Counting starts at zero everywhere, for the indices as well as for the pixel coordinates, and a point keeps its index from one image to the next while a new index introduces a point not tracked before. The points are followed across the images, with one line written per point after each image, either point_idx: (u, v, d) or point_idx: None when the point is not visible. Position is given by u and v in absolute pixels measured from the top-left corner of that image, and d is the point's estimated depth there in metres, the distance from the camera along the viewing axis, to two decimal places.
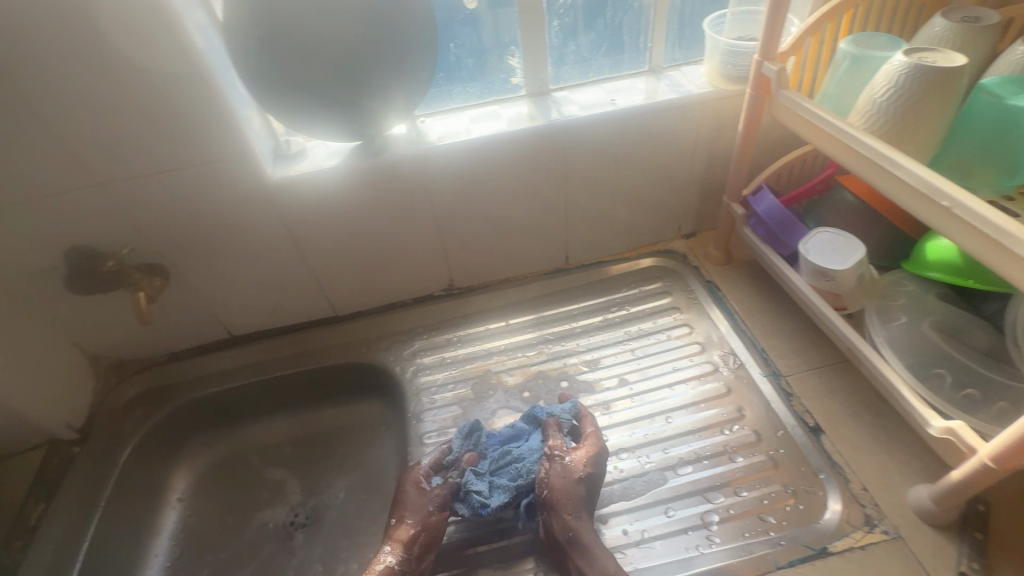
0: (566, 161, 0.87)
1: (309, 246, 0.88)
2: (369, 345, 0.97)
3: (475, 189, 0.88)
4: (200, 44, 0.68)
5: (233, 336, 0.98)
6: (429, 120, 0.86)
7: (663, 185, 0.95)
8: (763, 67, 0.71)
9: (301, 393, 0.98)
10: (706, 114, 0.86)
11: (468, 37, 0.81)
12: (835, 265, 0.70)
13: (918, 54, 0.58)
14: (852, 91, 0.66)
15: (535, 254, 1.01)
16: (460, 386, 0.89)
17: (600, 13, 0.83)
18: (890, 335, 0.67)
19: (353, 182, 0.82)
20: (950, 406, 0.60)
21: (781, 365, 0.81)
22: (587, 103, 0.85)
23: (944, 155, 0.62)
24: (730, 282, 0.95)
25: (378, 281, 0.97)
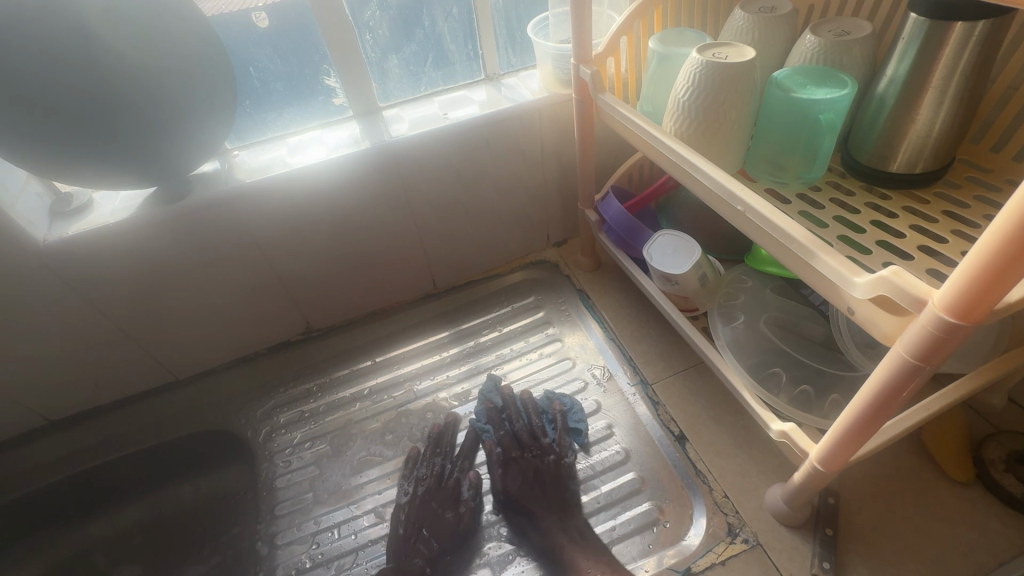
0: (406, 186, 0.81)
1: (119, 310, 0.77)
2: (219, 408, 0.87)
3: (309, 225, 0.79)
4: None
5: (50, 421, 0.85)
6: (241, 153, 0.77)
7: (520, 196, 0.91)
8: (580, 72, 0.67)
9: (145, 474, 0.86)
10: (545, 121, 0.82)
11: (271, 59, 0.73)
12: (676, 269, 0.68)
13: (713, 50, 0.56)
14: (666, 92, 0.64)
15: (396, 283, 0.94)
16: (318, 443, 0.82)
17: (418, 22, 0.77)
18: (734, 337, 0.65)
19: (153, 236, 0.71)
20: (789, 405, 0.59)
21: (647, 373, 0.79)
22: (418, 120, 0.79)
23: (755, 152, 0.61)
24: (599, 289, 0.93)
25: (220, 334, 0.87)
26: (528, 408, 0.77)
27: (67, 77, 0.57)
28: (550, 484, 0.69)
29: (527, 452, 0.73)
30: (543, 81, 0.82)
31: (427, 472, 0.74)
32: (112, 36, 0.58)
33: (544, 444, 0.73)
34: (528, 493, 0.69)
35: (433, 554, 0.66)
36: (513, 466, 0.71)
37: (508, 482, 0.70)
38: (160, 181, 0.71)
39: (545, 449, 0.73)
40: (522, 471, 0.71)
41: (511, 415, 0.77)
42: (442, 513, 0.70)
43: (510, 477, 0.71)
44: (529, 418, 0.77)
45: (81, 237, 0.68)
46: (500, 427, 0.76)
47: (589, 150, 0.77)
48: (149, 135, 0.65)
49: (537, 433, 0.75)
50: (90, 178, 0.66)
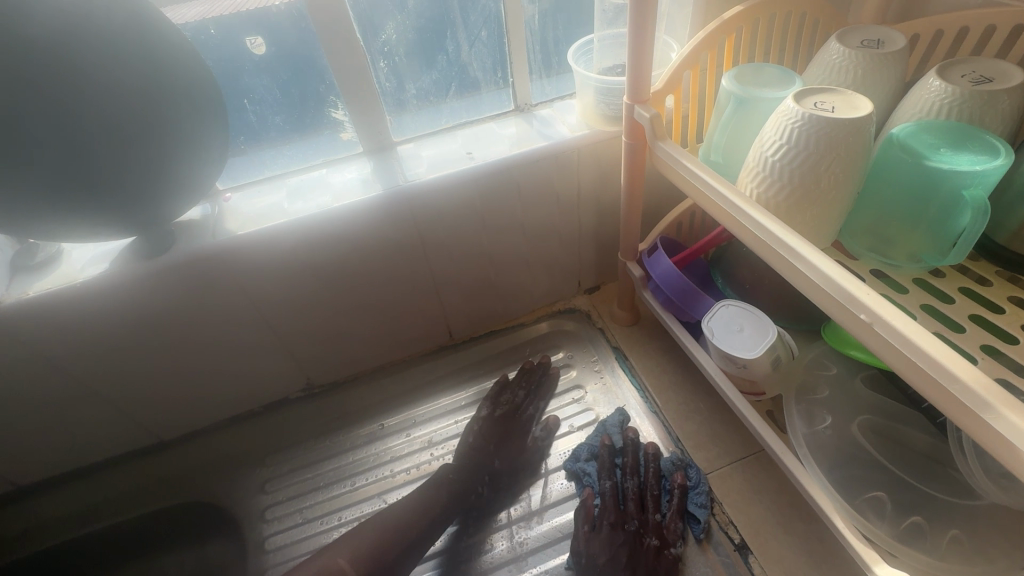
0: (422, 233, 0.70)
1: (89, 372, 0.67)
2: (206, 476, 0.77)
3: (310, 277, 0.69)
4: None
5: (17, 487, 0.75)
6: (234, 195, 0.67)
7: (551, 241, 0.80)
8: (635, 113, 0.56)
9: (124, 549, 0.76)
10: (583, 162, 0.71)
11: (269, 89, 0.63)
12: (744, 352, 0.56)
13: (814, 98, 0.45)
14: (741, 141, 0.53)
15: (408, 336, 0.83)
16: (316, 525, 0.72)
17: (440, 47, 0.66)
18: (816, 441, 0.54)
19: (129, 294, 0.61)
20: (893, 540, 0.47)
21: (698, 459, 0.68)
22: (438, 159, 0.68)
23: (854, 220, 0.49)
24: (639, 348, 0.81)
25: (210, 394, 0.77)
26: (647, 465, 0.67)
27: (16, 116, 0.46)
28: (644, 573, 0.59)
29: (628, 522, 0.63)
30: (581, 115, 0.70)
31: (534, 412, 0.78)
32: (75, 67, 0.48)
33: (650, 518, 0.63)
34: (615, 565, 0.59)
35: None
36: (626, 531, 0.62)
37: (596, 548, 0.61)
38: (139, 233, 0.60)
39: (650, 525, 0.62)
40: (620, 540, 0.61)
41: (626, 466, 0.67)
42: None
43: (607, 543, 0.61)
44: (646, 478, 0.66)
45: (44, 297, 0.58)
46: (606, 477, 0.66)
47: (637, 199, 0.66)
48: (122, 182, 0.54)
49: (648, 502, 0.64)
50: (54, 233, 0.56)
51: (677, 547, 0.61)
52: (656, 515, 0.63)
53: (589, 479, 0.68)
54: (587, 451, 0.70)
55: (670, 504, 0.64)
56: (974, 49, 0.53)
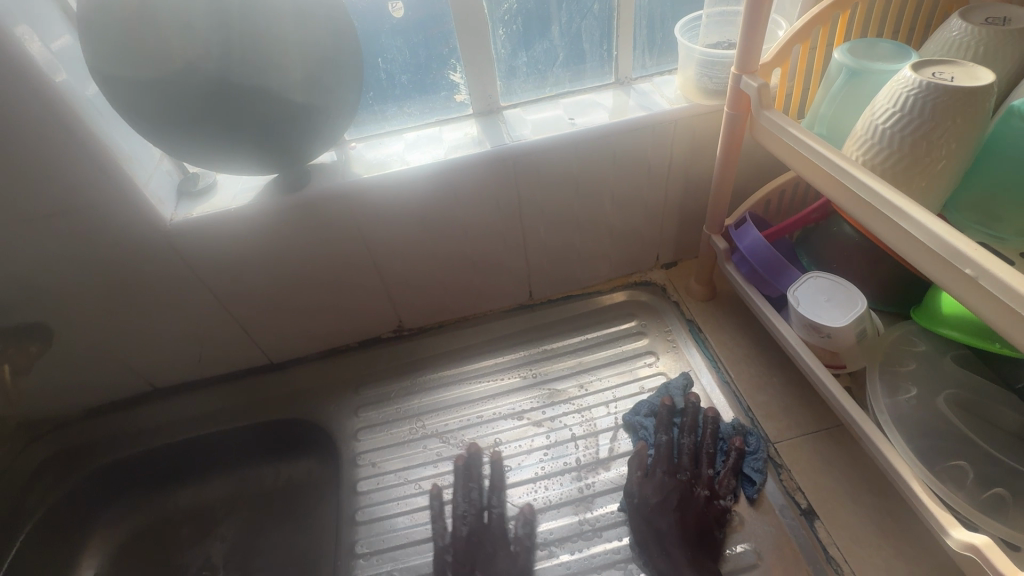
0: (520, 192, 0.76)
1: (226, 292, 0.77)
2: (308, 397, 0.87)
3: (416, 223, 0.76)
4: (60, 82, 0.58)
5: (155, 387, 0.88)
6: (359, 145, 0.75)
7: (637, 211, 0.83)
8: (741, 83, 0.58)
9: (236, 452, 0.87)
10: (678, 134, 0.74)
11: (400, 50, 0.70)
12: (830, 320, 0.58)
13: (932, 69, 0.46)
14: (848, 113, 0.54)
15: (492, 291, 0.89)
16: (404, 448, 0.80)
17: (555, 18, 0.71)
18: (898, 411, 0.55)
19: (269, 224, 0.71)
20: (972, 508, 0.48)
21: (769, 428, 0.70)
22: (542, 123, 0.74)
23: (963, 194, 0.50)
24: (714, 322, 0.83)
25: (317, 325, 0.86)
26: (706, 427, 0.70)
27: (216, 64, 0.56)
28: (692, 516, 0.64)
29: (680, 472, 0.67)
30: (682, 89, 0.73)
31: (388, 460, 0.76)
32: (263, 24, 0.57)
33: (703, 472, 0.67)
34: (666, 506, 0.65)
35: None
36: (679, 480, 0.67)
37: (648, 491, 0.67)
38: (281, 170, 0.69)
39: (703, 478, 0.66)
40: (673, 487, 0.66)
41: (684, 425, 0.70)
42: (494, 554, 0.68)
43: (660, 488, 0.66)
44: (703, 437, 0.69)
45: (204, 219, 0.68)
46: (663, 432, 0.70)
47: (730, 171, 0.69)
48: (284, 128, 0.63)
49: (703, 458, 0.68)
50: (220, 163, 0.65)
51: (728, 500, 0.64)
52: (710, 470, 0.67)
53: (644, 432, 0.73)
54: (647, 410, 0.74)
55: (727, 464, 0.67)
56: None
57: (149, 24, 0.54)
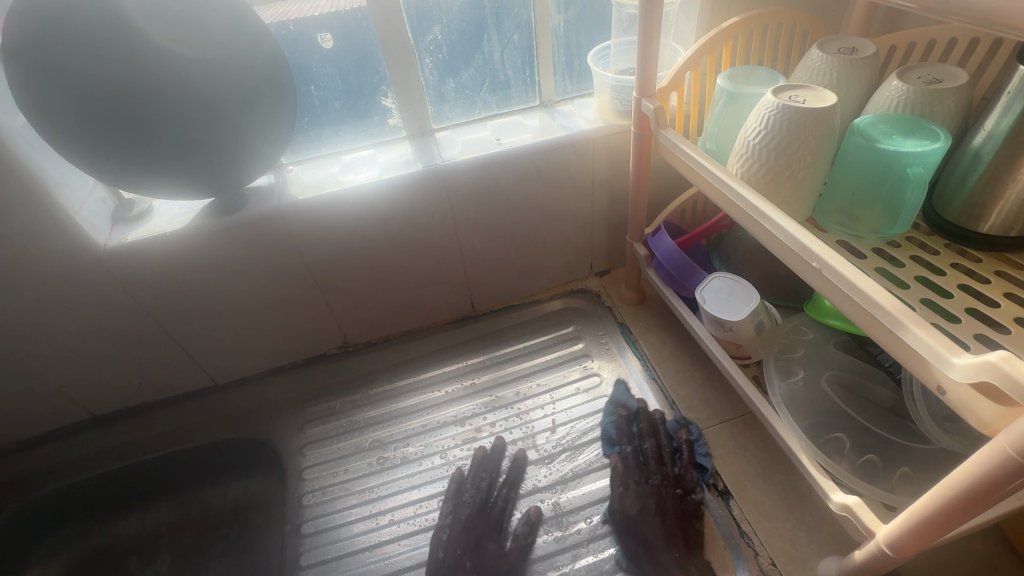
0: (454, 209, 0.80)
1: (165, 315, 0.78)
2: (253, 416, 0.87)
3: (355, 242, 0.79)
4: None
5: (94, 415, 0.87)
6: (295, 168, 0.78)
7: (567, 223, 0.89)
8: (642, 106, 0.65)
9: (181, 477, 0.87)
10: (598, 152, 0.80)
11: (331, 78, 0.74)
12: (730, 315, 0.65)
13: (789, 93, 0.54)
14: (732, 131, 0.61)
15: (435, 304, 0.93)
16: (351, 462, 0.81)
17: (477, 47, 0.77)
18: (790, 393, 0.61)
19: (206, 246, 0.72)
20: (850, 474, 0.54)
21: (690, 419, 0.76)
22: (470, 144, 0.78)
23: (827, 198, 0.57)
24: (643, 324, 0.89)
25: (260, 344, 0.87)
26: (658, 428, 0.73)
27: (147, 95, 0.58)
28: (672, 517, 0.65)
29: (652, 476, 0.69)
30: (599, 110, 0.80)
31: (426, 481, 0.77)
32: (193, 55, 0.59)
33: (670, 472, 0.69)
34: (649, 519, 0.66)
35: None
36: (651, 486, 0.68)
37: (627, 504, 0.67)
38: (218, 194, 0.71)
39: (671, 478, 0.68)
40: (650, 495, 0.67)
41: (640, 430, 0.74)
42: (486, 544, 0.69)
43: (637, 498, 0.67)
44: (659, 439, 0.72)
45: (139, 243, 0.70)
46: (626, 443, 0.73)
47: (644, 184, 0.75)
48: (215, 153, 0.66)
49: (665, 458, 0.70)
50: (152, 188, 0.66)
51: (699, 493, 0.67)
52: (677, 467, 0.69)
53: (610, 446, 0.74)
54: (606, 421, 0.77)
55: (679, 460, 0.70)
56: (940, 58, 0.62)
57: (79, 57, 0.55)
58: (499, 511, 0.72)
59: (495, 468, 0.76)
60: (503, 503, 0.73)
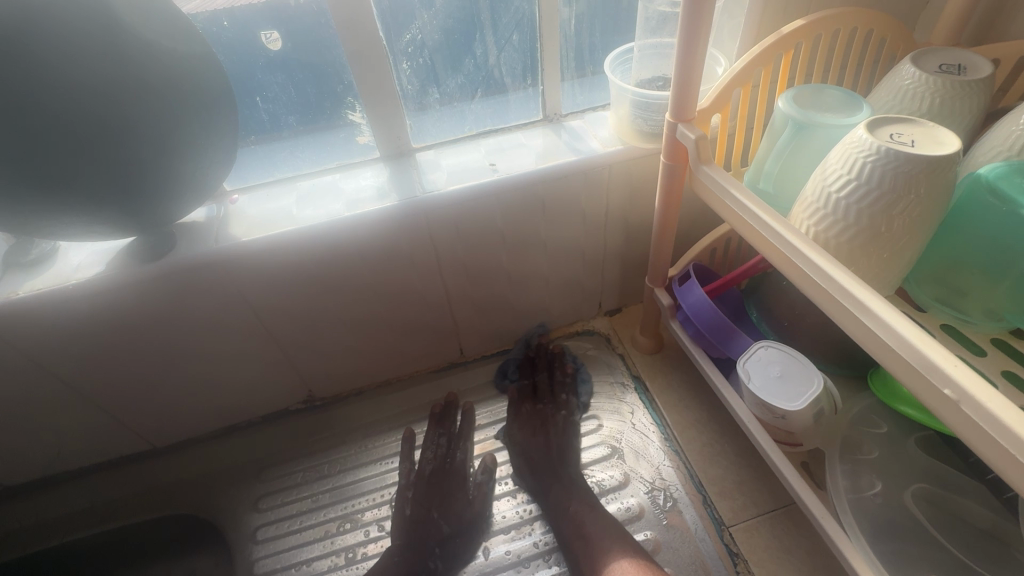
0: (437, 248, 0.66)
1: (81, 377, 0.64)
2: (199, 487, 0.73)
3: (317, 288, 0.65)
4: None
5: (5, 486, 0.72)
6: (241, 197, 0.63)
7: (575, 260, 0.75)
8: (678, 132, 0.51)
9: (113, 558, 0.73)
10: (615, 179, 0.66)
11: (283, 87, 0.59)
12: (783, 401, 0.52)
13: (889, 129, 0.40)
14: (795, 171, 0.48)
15: (417, 351, 0.79)
16: (311, 549, 0.67)
17: (468, 50, 0.62)
18: (863, 507, 0.49)
19: (125, 299, 0.58)
20: None
21: (722, 508, 0.63)
22: (459, 170, 0.64)
23: (923, 266, 0.44)
24: (661, 379, 0.76)
25: (207, 403, 0.73)
26: (555, 362, 0.79)
27: (14, 117, 0.42)
28: (546, 439, 0.71)
29: (540, 404, 0.75)
30: (615, 129, 0.65)
31: (432, 453, 0.72)
32: (85, 66, 0.43)
33: (561, 399, 0.74)
34: (538, 438, 0.71)
35: (443, 536, 0.65)
36: (527, 413, 0.74)
37: (518, 429, 0.73)
38: (138, 235, 0.56)
39: (557, 403, 0.74)
40: (530, 418, 0.73)
41: (540, 363, 0.79)
42: (453, 494, 0.68)
43: (525, 420, 0.73)
44: (553, 371, 0.78)
45: (34, 298, 0.55)
46: (524, 373, 0.79)
47: (670, 225, 0.61)
48: (127, 189, 0.50)
49: (554, 388, 0.76)
50: (45, 231, 0.51)
51: (576, 413, 0.73)
52: (533, 403, 0.75)
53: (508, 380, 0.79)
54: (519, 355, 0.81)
55: (564, 388, 0.76)
56: None
57: None
58: (460, 462, 0.71)
59: (444, 424, 0.75)
60: (461, 456, 0.72)
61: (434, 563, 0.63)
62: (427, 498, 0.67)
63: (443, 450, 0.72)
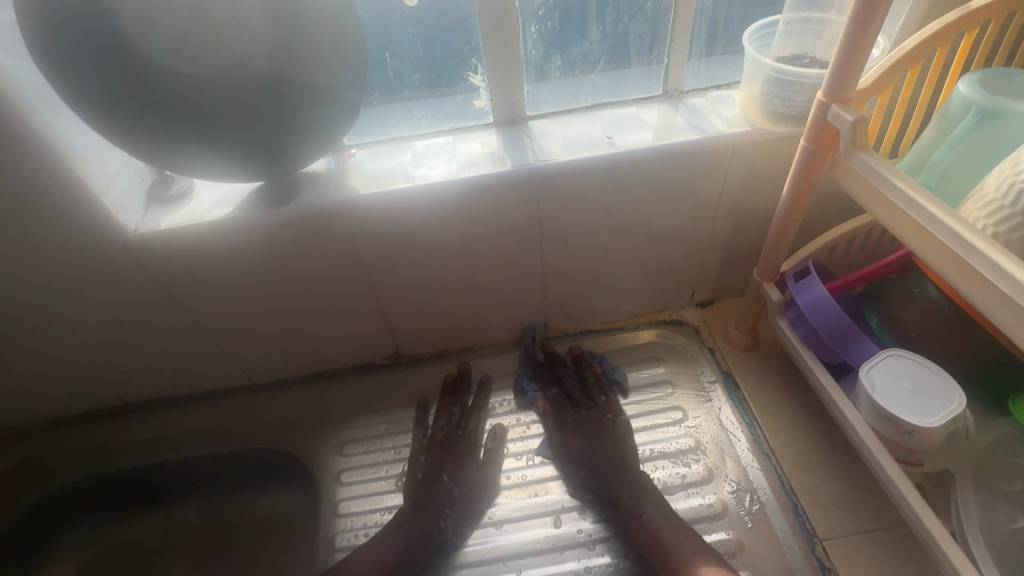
0: (541, 219, 0.65)
1: (200, 310, 0.68)
2: (290, 426, 0.78)
3: (424, 251, 0.66)
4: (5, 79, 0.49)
5: (126, 402, 0.80)
6: (359, 152, 0.65)
7: (677, 245, 0.72)
8: (830, 114, 0.47)
9: (210, 478, 0.79)
10: (736, 162, 0.62)
11: (412, 45, 0.60)
12: (912, 416, 0.48)
13: None
14: (968, 164, 0.43)
15: (503, 321, 0.79)
16: (392, 498, 0.70)
17: (599, 15, 0.60)
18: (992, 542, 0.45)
19: (247, 240, 0.61)
20: None
21: (816, 521, 0.60)
22: (574, 140, 0.62)
23: None
24: (755, 379, 0.73)
25: (304, 348, 0.77)
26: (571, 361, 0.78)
27: (182, 57, 0.44)
28: (597, 439, 0.69)
29: (579, 410, 0.73)
30: (742, 108, 0.62)
31: (445, 422, 0.74)
32: (250, 13, 0.45)
33: (598, 402, 0.73)
34: (583, 444, 0.69)
35: (452, 497, 0.67)
36: (570, 422, 0.72)
37: (565, 437, 0.70)
38: (268, 180, 0.59)
39: (597, 406, 0.73)
40: (582, 421, 0.71)
41: (558, 370, 0.77)
42: (463, 461, 0.70)
43: (571, 429, 0.71)
44: (575, 373, 0.77)
45: (171, 231, 0.59)
46: (550, 385, 0.77)
47: (795, 217, 0.56)
48: (266, 134, 0.52)
49: (578, 394, 0.75)
50: (189, 171, 0.55)
51: (623, 414, 0.72)
52: (572, 410, 0.73)
53: (527, 387, 0.77)
54: (530, 358, 0.79)
55: (600, 389, 0.74)
56: None
57: None
58: (472, 429, 0.73)
59: (458, 393, 0.76)
60: (474, 424, 0.73)
61: (444, 521, 0.65)
62: (434, 464, 0.69)
63: (452, 419, 0.74)
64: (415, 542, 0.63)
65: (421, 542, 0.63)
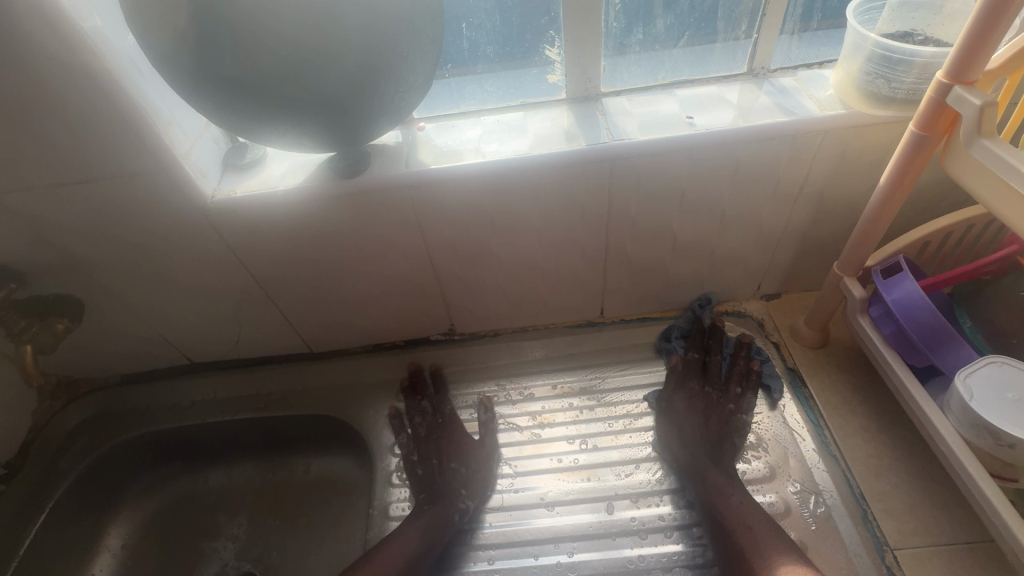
0: (611, 201, 0.63)
1: (268, 277, 0.70)
2: (345, 395, 0.79)
3: (488, 228, 0.65)
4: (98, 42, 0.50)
5: (192, 362, 0.83)
6: (428, 125, 0.64)
7: (750, 233, 0.69)
8: (951, 97, 0.43)
9: (268, 440, 0.82)
10: (826, 148, 0.58)
11: (490, 15, 0.59)
12: (1015, 428, 0.45)
13: None
14: None
15: (560, 304, 0.78)
16: None
17: None
18: None
19: (317, 209, 0.61)
20: None
21: (887, 529, 0.57)
22: (652, 118, 0.60)
23: None
24: (823, 378, 0.69)
25: (362, 320, 0.78)
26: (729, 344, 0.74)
27: (273, 23, 0.44)
28: (714, 424, 0.67)
29: (708, 385, 0.71)
30: (837, 89, 0.57)
31: (447, 412, 0.74)
32: None
33: (730, 390, 0.69)
34: (712, 426, 0.67)
35: (463, 479, 0.68)
36: (692, 390, 0.70)
37: (676, 410, 0.69)
38: (341, 150, 0.59)
39: (730, 395, 0.69)
40: (701, 400, 0.69)
41: (713, 343, 0.74)
42: (460, 448, 0.70)
43: (692, 403, 0.69)
44: (725, 354, 0.73)
45: (246, 198, 0.60)
46: (693, 350, 0.74)
47: (890, 208, 0.52)
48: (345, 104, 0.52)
49: (733, 375, 0.71)
50: (268, 140, 0.55)
51: (748, 413, 0.68)
52: (701, 381, 0.71)
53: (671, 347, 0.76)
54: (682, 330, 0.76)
55: (742, 381, 0.70)
56: None
57: None
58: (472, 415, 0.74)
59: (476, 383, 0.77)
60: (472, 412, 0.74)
61: (463, 505, 0.66)
62: (429, 450, 0.70)
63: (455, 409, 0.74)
64: (439, 524, 0.63)
65: (443, 527, 0.63)
